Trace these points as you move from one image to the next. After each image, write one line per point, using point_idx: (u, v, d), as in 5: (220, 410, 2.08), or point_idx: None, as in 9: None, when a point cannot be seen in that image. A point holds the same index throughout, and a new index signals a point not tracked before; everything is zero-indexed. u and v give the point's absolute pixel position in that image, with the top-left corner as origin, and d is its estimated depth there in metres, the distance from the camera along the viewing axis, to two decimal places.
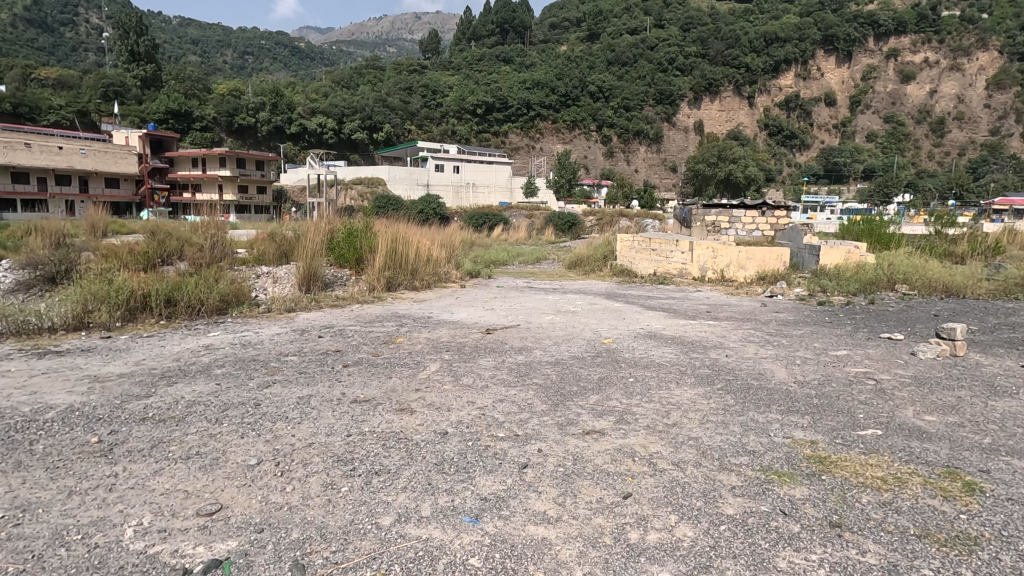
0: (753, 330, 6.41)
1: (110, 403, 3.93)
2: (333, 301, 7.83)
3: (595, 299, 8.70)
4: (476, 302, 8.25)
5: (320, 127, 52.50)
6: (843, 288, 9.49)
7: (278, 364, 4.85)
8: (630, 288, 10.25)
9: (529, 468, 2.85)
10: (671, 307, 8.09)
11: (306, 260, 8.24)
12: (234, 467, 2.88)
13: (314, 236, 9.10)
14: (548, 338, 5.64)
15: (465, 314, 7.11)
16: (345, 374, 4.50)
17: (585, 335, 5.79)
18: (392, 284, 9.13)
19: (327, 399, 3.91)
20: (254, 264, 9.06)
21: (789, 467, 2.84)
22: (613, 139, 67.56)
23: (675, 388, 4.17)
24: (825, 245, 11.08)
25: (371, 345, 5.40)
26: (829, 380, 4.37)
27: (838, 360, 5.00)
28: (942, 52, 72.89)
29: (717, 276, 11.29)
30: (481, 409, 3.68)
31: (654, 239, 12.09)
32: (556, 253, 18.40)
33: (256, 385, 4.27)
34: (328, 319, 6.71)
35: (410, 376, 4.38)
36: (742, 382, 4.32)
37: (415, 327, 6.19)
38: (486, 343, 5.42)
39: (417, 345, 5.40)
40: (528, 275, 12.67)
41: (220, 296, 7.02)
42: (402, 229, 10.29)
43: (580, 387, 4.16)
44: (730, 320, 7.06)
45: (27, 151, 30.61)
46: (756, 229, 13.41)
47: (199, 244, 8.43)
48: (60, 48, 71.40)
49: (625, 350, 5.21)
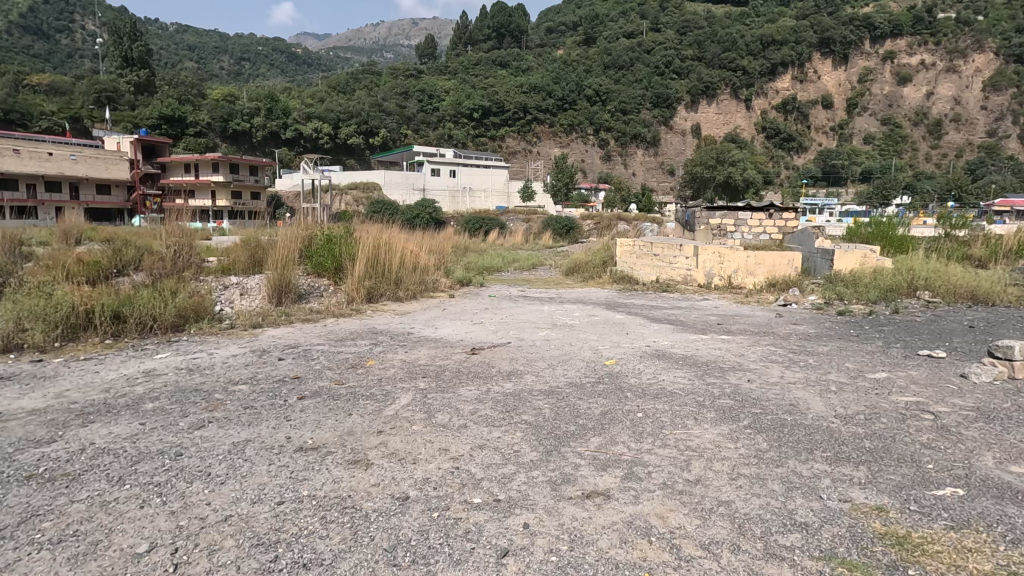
0: (772, 347, 5.66)
1: (0, 453, 3.17)
2: (305, 315, 7.08)
3: (593, 310, 8.02)
4: (464, 314, 7.54)
5: (316, 132, 51.97)
6: (862, 295, 8.81)
7: (222, 396, 4.09)
8: (631, 297, 9.57)
9: (511, 558, 2.12)
10: (678, 319, 7.38)
11: (277, 270, 7.55)
12: (116, 558, 2.14)
13: (288, 244, 8.40)
14: (541, 360, 4.90)
15: (451, 330, 6.38)
16: (299, 411, 3.74)
17: (583, 355, 5.07)
18: (374, 295, 8.41)
19: (265, 447, 3.14)
20: (221, 274, 8.32)
21: (858, 554, 2.12)
22: (610, 143, 67.12)
23: (691, 426, 3.44)
24: (838, 249, 10.39)
25: (335, 371, 4.64)
26: (878, 413, 3.63)
27: (880, 386, 4.25)
28: (938, 54, 72.37)
29: (725, 283, 10.56)
30: (455, 460, 2.94)
31: (655, 244, 11.43)
32: (553, 258, 17.72)
33: (186, 426, 3.50)
34: (295, 337, 5.96)
35: (374, 414, 3.63)
36: (775, 418, 3.58)
37: (391, 346, 5.45)
38: (477, 367, 4.68)
39: (388, 370, 4.66)
40: (523, 282, 11.97)
41: (176, 310, 6.30)
42: (386, 234, 9.58)
43: (580, 425, 3.42)
44: (744, 334, 6.35)
45: (16, 158, 29.61)
46: (763, 232, 12.75)
47: (160, 250, 7.68)
48: (55, 54, 70.82)
49: (631, 375, 4.49)
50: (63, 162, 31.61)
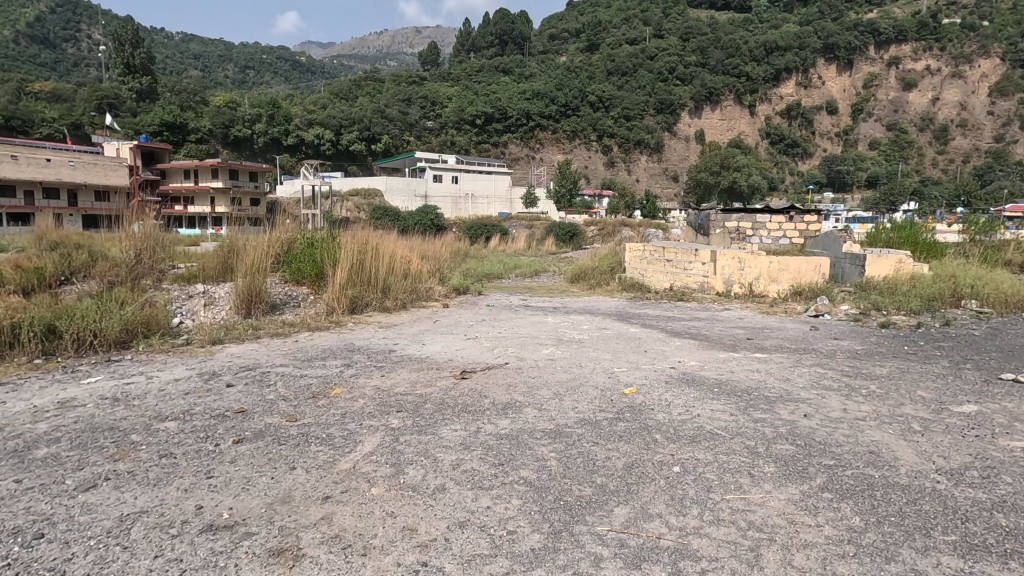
0: (820, 368, 4.75)
1: None
2: (275, 329, 6.22)
3: (603, 322, 7.13)
4: (457, 327, 6.64)
5: (318, 139, 51.51)
6: (902, 305, 7.90)
7: (138, 438, 3.20)
8: (645, 307, 8.68)
9: None
10: (701, 333, 6.47)
11: (246, 277, 6.70)
12: None
13: (262, 248, 7.56)
14: (545, 388, 3.99)
15: (439, 346, 5.51)
16: (227, 464, 2.83)
17: (596, 380, 4.17)
18: (358, 305, 7.54)
19: (161, 525, 2.24)
20: (186, 282, 7.46)
21: None
22: (614, 148, 66.40)
23: (750, 489, 2.54)
24: (869, 253, 9.51)
25: (290, 404, 3.73)
26: (994, 468, 2.74)
27: (976, 425, 3.34)
28: (943, 59, 71.28)
29: (745, 291, 9.64)
30: (424, 551, 2.06)
31: (668, 249, 10.58)
32: (556, 264, 16.85)
33: (72, 487, 2.62)
34: (256, 356, 5.10)
35: (325, 468, 2.74)
36: (863, 478, 2.65)
37: (365, 369, 4.56)
38: (467, 398, 3.78)
39: (357, 402, 3.76)
40: (526, 290, 11.10)
41: (122, 324, 5.44)
42: (373, 236, 8.73)
43: (598, 488, 2.54)
44: (781, 352, 5.45)
45: (14, 164, 28.99)
46: (783, 235, 11.86)
47: (116, 255, 6.85)
48: (62, 64, 71.15)
49: (659, 409, 3.60)
50: (61, 168, 30.70)
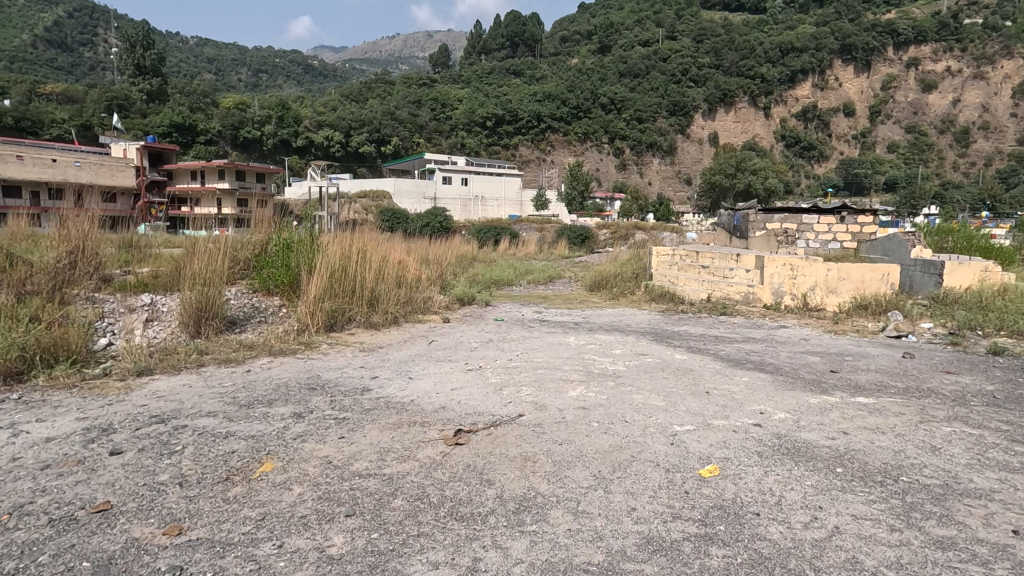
0: (971, 429, 3.28)
1: None
2: (225, 353, 4.89)
3: (638, 345, 5.68)
4: (456, 351, 5.25)
5: (326, 141, 50.38)
6: (1007, 322, 6.45)
7: None
8: (683, 323, 7.27)
9: None
10: (768, 362, 5.04)
11: (193, 289, 5.42)
12: None
13: (224, 251, 6.31)
14: (582, 468, 2.60)
15: (431, 383, 4.12)
16: None
17: (653, 450, 2.81)
18: (338, 322, 6.21)
19: None
20: (131, 289, 6.18)
21: None
22: (626, 151, 64.79)
23: None
24: (946, 260, 8.05)
25: (187, 495, 2.38)
26: None
27: None
28: (964, 60, 68.32)
29: (799, 304, 8.18)
30: None
31: (702, 253, 9.25)
32: (572, 270, 15.28)
33: None
34: (182, 398, 3.76)
35: None
36: None
37: (319, 426, 3.17)
38: (461, 490, 2.40)
39: (288, 492, 2.41)
40: (539, 299, 9.72)
41: (17, 349, 4.16)
42: (361, 237, 7.33)
43: None
44: (892, 395, 4.00)
45: (18, 165, 27.54)
46: (834, 239, 10.27)
47: (43, 260, 5.63)
48: (78, 67, 70.80)
49: (771, 517, 2.21)
50: (67, 168, 29.42)
